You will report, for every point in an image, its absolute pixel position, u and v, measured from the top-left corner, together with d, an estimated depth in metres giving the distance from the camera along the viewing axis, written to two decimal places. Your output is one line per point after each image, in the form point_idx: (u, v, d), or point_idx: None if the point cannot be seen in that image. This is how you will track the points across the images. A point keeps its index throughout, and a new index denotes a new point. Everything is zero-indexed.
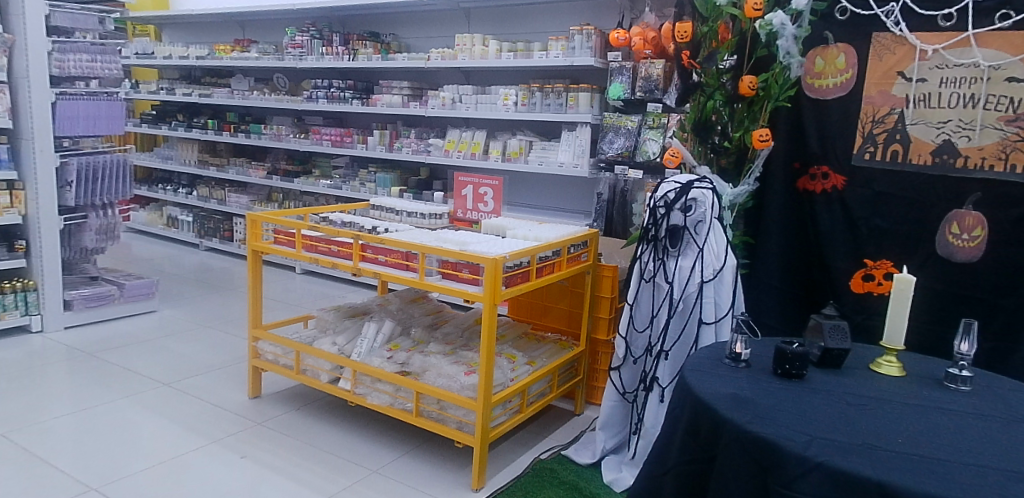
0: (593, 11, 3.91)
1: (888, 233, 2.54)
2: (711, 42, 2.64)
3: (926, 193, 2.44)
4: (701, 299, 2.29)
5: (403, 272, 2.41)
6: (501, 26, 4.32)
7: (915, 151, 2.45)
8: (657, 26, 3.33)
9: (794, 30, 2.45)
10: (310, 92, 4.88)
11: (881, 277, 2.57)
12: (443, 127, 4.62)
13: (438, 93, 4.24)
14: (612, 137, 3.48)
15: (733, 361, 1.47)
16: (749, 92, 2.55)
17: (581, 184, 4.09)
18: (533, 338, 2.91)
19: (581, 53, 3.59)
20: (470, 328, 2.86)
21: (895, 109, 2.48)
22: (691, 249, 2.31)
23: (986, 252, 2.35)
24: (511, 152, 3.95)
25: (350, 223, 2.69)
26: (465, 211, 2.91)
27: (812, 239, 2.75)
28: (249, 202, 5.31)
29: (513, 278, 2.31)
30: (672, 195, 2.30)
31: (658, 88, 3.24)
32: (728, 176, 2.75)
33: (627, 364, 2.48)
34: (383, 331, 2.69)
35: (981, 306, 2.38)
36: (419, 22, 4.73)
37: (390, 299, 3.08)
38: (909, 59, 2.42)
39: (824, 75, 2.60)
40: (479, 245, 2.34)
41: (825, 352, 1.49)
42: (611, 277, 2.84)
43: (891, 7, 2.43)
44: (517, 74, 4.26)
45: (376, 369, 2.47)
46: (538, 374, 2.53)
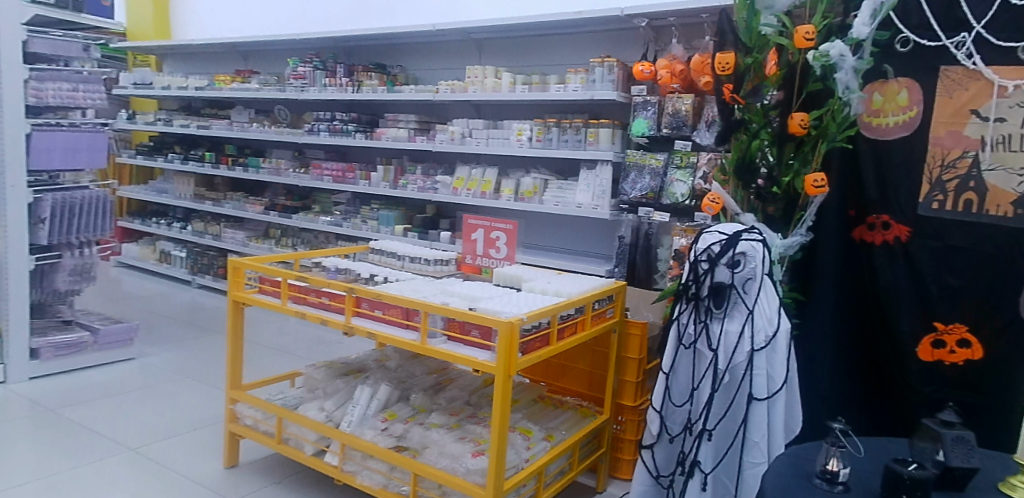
0: (615, 44, 3.65)
1: (962, 293, 2.09)
2: (756, 74, 2.31)
3: (1009, 248, 2.00)
4: (751, 371, 1.85)
5: (402, 333, 1.98)
6: (515, 58, 4.07)
7: (992, 201, 2.02)
8: (685, 58, 3.03)
9: (854, 62, 2.09)
10: (311, 124, 4.62)
11: (954, 343, 2.11)
12: (452, 163, 4.33)
13: (447, 127, 3.95)
14: (635, 177, 3.15)
15: (827, 482, 1.23)
16: (799, 131, 2.19)
17: (600, 227, 3.77)
18: (549, 403, 2.48)
19: (601, 87, 3.29)
20: (479, 391, 2.46)
21: (969, 151, 2.06)
22: (738, 310, 1.87)
23: None
24: (525, 191, 3.64)
25: (345, 270, 2.28)
26: (475, 257, 2.37)
27: (870, 298, 2.30)
28: (245, 238, 5.04)
29: (530, 343, 1.89)
30: (717, 248, 1.87)
31: (687, 125, 2.93)
32: (775, 225, 2.38)
33: (661, 443, 2.06)
34: (378, 397, 2.31)
35: None
36: (429, 54, 4.48)
37: (389, 355, 2.68)
38: (986, 95, 2.02)
39: (883, 113, 2.20)
40: (491, 302, 1.92)
41: (945, 471, 1.20)
42: (639, 336, 2.44)
43: (962, 38, 2.03)
44: (531, 107, 3.97)
45: (368, 444, 2.10)
46: (557, 452, 2.11)
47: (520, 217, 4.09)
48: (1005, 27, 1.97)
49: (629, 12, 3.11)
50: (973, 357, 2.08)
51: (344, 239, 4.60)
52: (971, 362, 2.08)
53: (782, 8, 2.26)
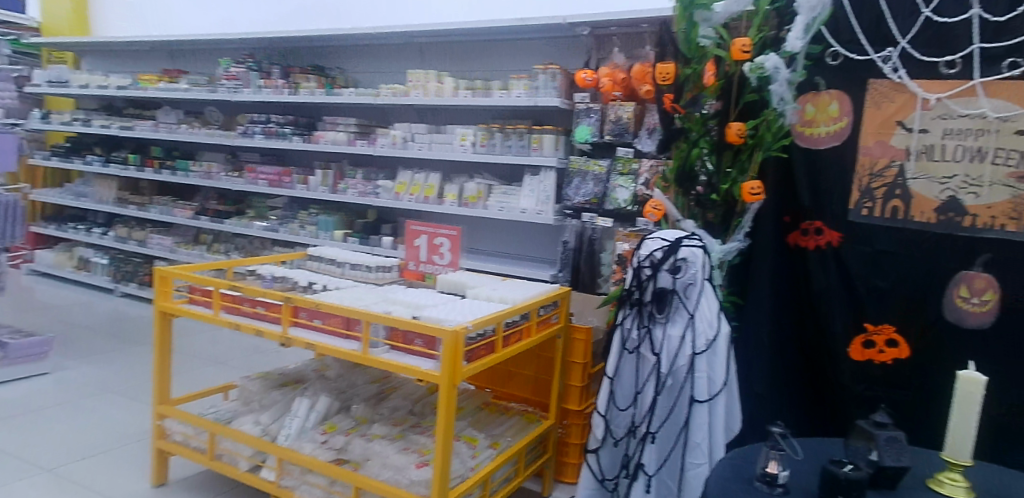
0: (557, 51, 3.67)
1: (890, 296, 2.18)
2: (695, 84, 2.35)
3: (931, 252, 2.11)
4: (692, 374, 1.86)
5: (343, 343, 1.91)
6: (458, 63, 4.04)
7: (917, 208, 2.12)
8: (626, 67, 3.04)
9: (788, 74, 2.17)
10: (244, 126, 4.46)
11: (883, 343, 2.20)
12: (393, 167, 4.25)
13: (388, 131, 3.87)
14: (578, 182, 3.17)
15: (767, 485, 1.25)
16: (737, 140, 2.24)
17: (544, 232, 3.78)
18: (494, 410, 2.44)
19: (545, 93, 3.29)
20: (422, 399, 2.39)
21: (895, 161, 2.16)
22: (680, 315, 1.89)
23: (998, 318, 2.01)
24: (468, 196, 3.60)
25: (281, 278, 2.19)
26: (417, 263, 2.30)
27: (804, 301, 2.38)
28: (173, 244, 4.81)
29: (475, 352, 1.84)
30: (659, 254, 1.90)
31: (629, 131, 2.98)
32: (714, 231, 2.42)
33: (607, 446, 2.05)
34: (317, 409, 2.22)
35: (995, 375, 2.03)
36: (369, 57, 4.40)
37: (329, 364, 2.59)
38: (910, 108, 2.12)
39: (815, 123, 2.27)
40: (435, 310, 1.87)
41: (878, 470, 1.24)
42: (584, 341, 2.40)
43: (889, 52, 2.12)
44: (474, 113, 3.95)
45: (306, 457, 2.01)
46: (503, 459, 2.07)
47: (464, 223, 4.05)
48: (928, 43, 2.07)
49: (571, 21, 3.12)
50: (899, 356, 2.16)
51: (281, 245, 4.45)
52: (898, 361, 2.17)
53: (719, 20, 2.28)
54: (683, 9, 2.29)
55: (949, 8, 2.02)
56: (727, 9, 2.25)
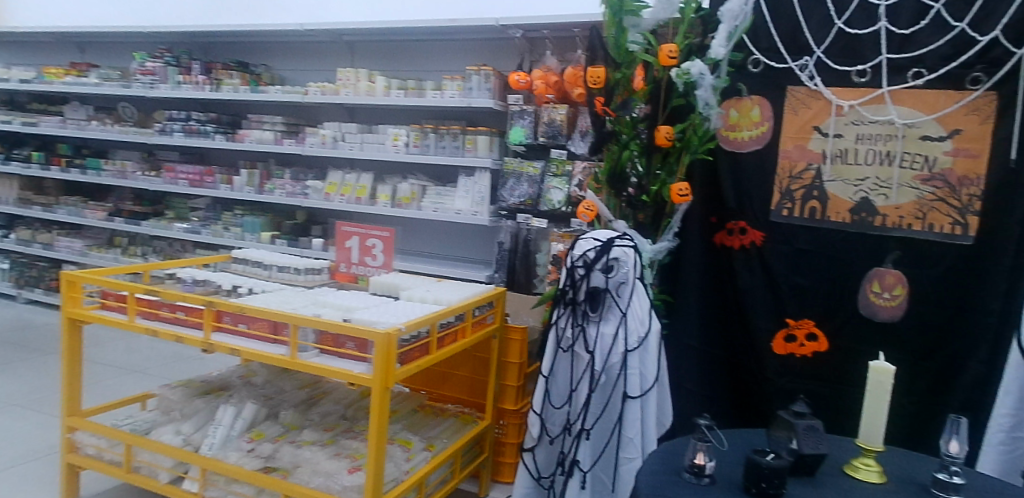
0: (490, 52, 3.68)
1: (809, 292, 2.29)
2: (625, 89, 2.39)
3: (846, 250, 2.22)
4: (625, 370, 1.89)
5: (270, 348, 1.84)
6: (389, 63, 3.98)
7: (833, 209, 2.23)
8: (559, 70, 3.08)
9: (712, 80, 2.22)
10: (162, 124, 4.25)
11: (803, 337, 2.30)
12: (323, 168, 4.14)
13: (317, 131, 3.78)
14: (513, 184, 3.18)
15: (695, 476, 1.29)
16: (665, 143, 2.29)
17: (478, 233, 3.77)
18: (430, 412, 2.40)
19: (478, 94, 3.29)
20: (355, 403, 2.33)
21: (812, 164, 2.26)
22: (613, 313, 1.92)
23: (907, 311, 2.14)
24: (402, 197, 3.55)
25: (203, 282, 2.09)
26: (349, 265, 2.24)
27: (730, 299, 2.45)
28: (83, 247, 4.53)
29: (409, 354, 1.81)
30: (592, 254, 1.90)
31: (562, 134, 2.98)
32: (645, 231, 2.46)
33: (542, 445, 2.05)
34: (243, 416, 2.13)
35: (905, 364, 2.16)
36: (297, 54, 4.29)
37: (255, 370, 2.49)
38: (825, 113, 2.23)
39: (738, 127, 2.36)
40: (367, 312, 1.83)
41: (798, 458, 1.30)
42: (520, 341, 2.40)
43: (805, 61, 2.23)
44: (406, 113, 3.90)
45: (231, 467, 1.92)
46: (438, 461, 2.03)
47: (396, 224, 4.00)
48: (840, 52, 2.18)
49: (504, 23, 3.14)
50: (819, 349, 2.27)
51: (204, 248, 4.26)
52: (817, 354, 2.28)
53: (647, 27, 2.36)
54: (613, 15, 2.32)
55: (860, 20, 2.13)
56: (654, 15, 2.33)
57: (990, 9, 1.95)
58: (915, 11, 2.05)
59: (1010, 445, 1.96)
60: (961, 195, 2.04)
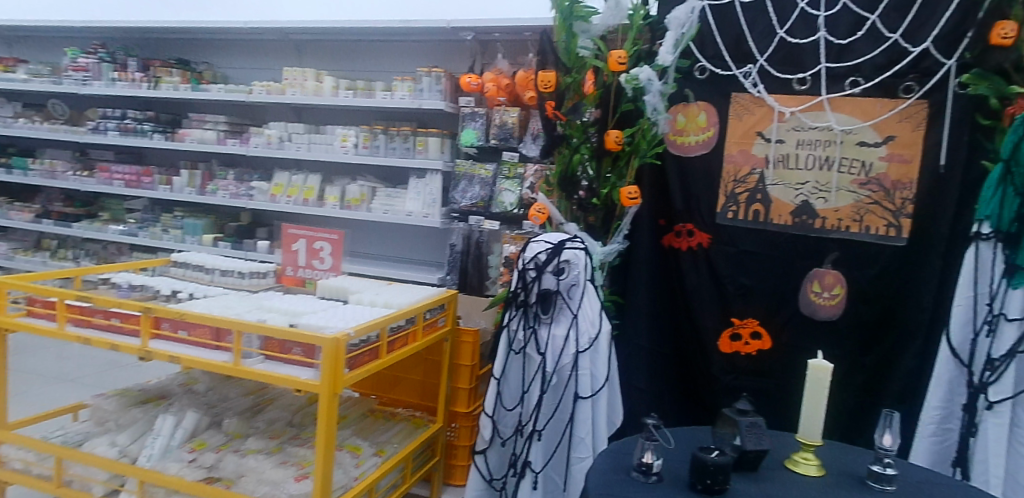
0: (441, 54, 3.66)
1: (754, 292, 2.35)
2: (575, 93, 2.44)
3: (788, 252, 2.30)
4: (576, 371, 1.91)
5: (212, 355, 1.78)
6: (337, 62, 3.92)
7: (776, 212, 2.31)
8: (511, 73, 3.08)
9: (661, 86, 2.27)
10: (96, 122, 4.08)
11: (748, 336, 2.35)
12: (269, 168, 4.04)
13: (262, 130, 3.69)
14: (465, 186, 3.16)
15: (643, 474, 1.31)
16: (615, 147, 2.32)
17: (430, 235, 3.74)
18: (380, 417, 2.37)
19: (429, 96, 3.27)
20: (302, 409, 2.27)
21: (756, 169, 2.33)
22: (564, 314, 1.94)
23: (845, 310, 2.23)
24: (351, 199, 3.50)
25: (140, 287, 2.01)
26: (296, 269, 2.18)
27: (679, 300, 2.48)
28: (9, 250, 4.31)
29: (358, 359, 1.77)
30: (542, 256, 1.91)
31: (513, 137, 3.00)
32: (596, 234, 2.48)
33: (494, 447, 2.04)
34: (184, 426, 2.05)
35: (843, 361, 2.25)
36: (242, 52, 4.18)
37: (197, 378, 2.40)
38: (768, 119, 2.30)
39: (685, 132, 2.40)
40: (314, 317, 1.79)
41: (742, 454, 1.34)
42: (472, 343, 2.38)
43: (749, 68, 2.29)
44: (355, 113, 3.84)
45: (170, 478, 1.85)
46: (388, 467, 2.00)
47: (345, 227, 3.93)
48: (782, 61, 2.25)
49: (455, 25, 3.13)
50: (763, 347, 2.33)
51: (142, 251, 4.10)
52: (762, 352, 2.34)
53: (597, 33, 2.39)
54: (563, 20, 2.36)
55: (801, 30, 2.21)
56: (604, 21, 2.36)
57: (922, 20, 2.05)
58: (852, 21, 2.14)
59: (941, 435, 1.92)
60: (895, 198, 2.14)
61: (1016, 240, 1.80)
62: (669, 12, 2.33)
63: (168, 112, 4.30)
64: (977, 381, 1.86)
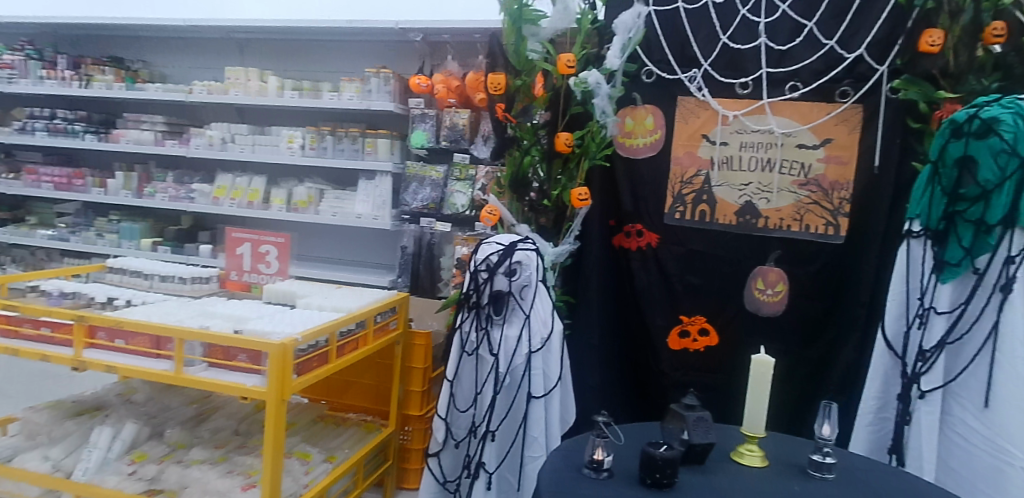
0: (389, 54, 3.62)
1: (701, 290, 2.41)
2: (525, 96, 2.43)
3: (733, 250, 2.36)
4: (528, 371, 1.92)
5: (151, 364, 1.72)
6: (282, 62, 3.84)
7: (721, 211, 2.37)
8: (461, 75, 3.07)
9: (608, 89, 2.31)
10: (23, 122, 3.90)
11: (696, 333, 2.41)
12: (212, 171, 3.93)
13: (203, 131, 3.59)
14: (416, 187, 3.14)
15: (594, 471, 1.33)
16: (565, 149, 2.35)
17: (380, 237, 3.70)
18: (330, 422, 2.33)
19: (378, 97, 3.24)
20: (249, 417, 2.21)
21: (701, 170, 2.39)
22: (516, 315, 1.94)
23: (787, 306, 2.30)
24: (298, 201, 3.44)
25: (73, 294, 1.92)
26: (240, 273, 2.13)
27: (630, 299, 2.52)
28: None
29: (306, 364, 1.74)
30: (494, 257, 1.91)
31: (464, 138, 2.99)
32: (547, 235, 2.50)
33: (448, 449, 2.03)
34: (123, 437, 1.97)
35: (786, 355, 2.33)
36: (182, 51, 4.05)
37: (137, 387, 2.31)
38: (712, 122, 2.36)
39: (633, 135, 2.44)
40: (260, 322, 1.74)
41: (689, 448, 1.37)
42: (425, 345, 2.36)
43: (694, 73, 2.35)
44: (302, 114, 3.77)
45: (108, 492, 1.77)
46: (339, 473, 1.97)
47: (292, 230, 3.85)
48: (725, 66, 2.32)
49: (403, 26, 3.10)
50: (710, 343, 2.40)
51: (75, 256, 3.94)
52: (709, 348, 2.40)
53: (546, 36, 2.39)
54: (512, 23, 2.33)
55: (743, 36, 2.28)
56: (552, 25, 2.36)
57: (856, 28, 2.14)
58: (791, 28, 2.23)
59: (877, 424, 1.88)
60: (833, 198, 2.23)
61: (943, 238, 1.73)
62: (615, 17, 2.36)
63: (102, 112, 4.14)
64: (911, 372, 1.79)
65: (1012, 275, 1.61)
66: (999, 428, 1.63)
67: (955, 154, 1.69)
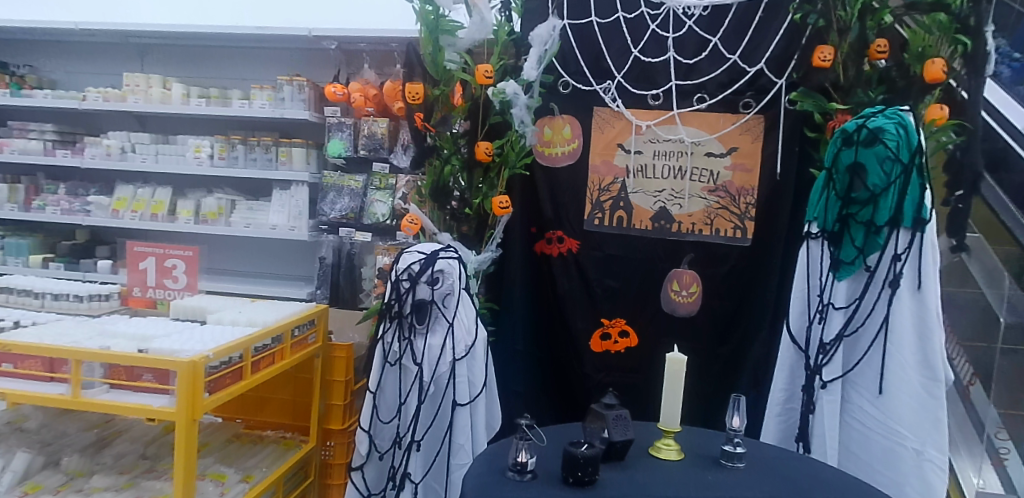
0: (303, 62, 3.54)
1: (620, 293, 2.48)
2: (444, 105, 2.41)
3: (650, 254, 2.46)
4: (453, 379, 1.92)
5: (46, 388, 1.60)
6: (188, 69, 3.68)
7: (637, 217, 2.46)
8: (378, 84, 3.04)
9: (525, 100, 2.35)
10: None
11: (617, 334, 2.48)
12: (110, 181, 3.70)
13: (100, 141, 3.40)
14: (334, 197, 3.08)
15: (518, 473, 1.35)
16: (485, 158, 2.37)
17: (296, 248, 3.59)
18: (246, 441, 2.23)
19: (291, 106, 3.16)
20: (157, 440, 2.09)
21: (618, 178, 2.47)
22: (440, 324, 1.93)
23: (700, 306, 2.41)
24: (207, 212, 3.30)
25: None
26: (144, 289, 2.00)
27: (551, 305, 2.55)
28: None
29: (219, 382, 1.66)
30: (416, 266, 1.89)
31: (384, 147, 2.96)
32: (469, 243, 2.50)
33: (372, 462, 1.99)
34: (13, 469, 1.81)
35: (702, 353, 2.43)
36: (75, 55, 3.81)
37: (28, 414, 2.13)
38: (627, 132, 2.45)
39: (552, 144, 2.50)
40: (168, 340, 1.65)
41: (610, 445, 1.42)
42: (345, 358, 2.30)
43: (608, 84, 2.43)
44: (209, 122, 3.61)
45: None
46: (257, 493, 1.89)
47: (201, 242, 3.70)
48: (637, 78, 2.41)
49: (316, 33, 3.05)
50: (630, 345, 2.47)
51: None
52: (630, 349, 2.48)
53: (463, 46, 2.40)
54: (428, 33, 2.34)
55: (653, 50, 2.38)
56: (469, 36, 2.36)
57: (756, 43, 2.28)
58: (696, 43, 2.34)
59: (785, 415, 1.99)
60: (739, 203, 2.36)
61: (839, 238, 1.86)
62: (531, 29, 2.42)
63: None
64: (812, 364, 1.90)
65: (899, 271, 1.75)
66: (892, 413, 1.78)
67: (846, 161, 1.81)
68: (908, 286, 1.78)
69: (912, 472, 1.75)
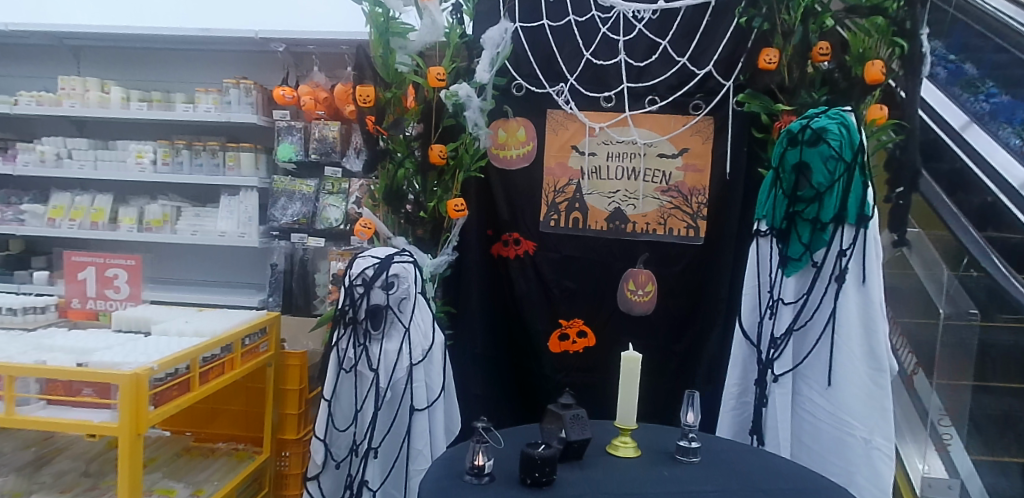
0: (250, 64, 3.46)
1: (577, 293, 2.50)
2: (396, 108, 2.39)
3: (606, 254, 2.49)
4: (411, 384, 1.91)
5: None
6: (128, 71, 3.57)
7: (593, 218, 2.49)
8: (328, 87, 2.99)
9: (479, 102, 2.36)
10: None
11: (575, 335, 2.50)
12: (46, 189, 3.55)
13: (33, 147, 3.25)
14: (285, 202, 3.02)
15: (475, 476, 1.34)
16: (439, 161, 2.37)
17: (246, 255, 3.51)
18: (196, 454, 2.17)
19: (239, 109, 3.09)
20: (101, 457, 2.01)
21: (573, 180, 2.50)
22: (395, 329, 1.91)
23: (656, 304, 2.45)
24: (151, 220, 3.19)
25: None
26: (84, 300, 1.93)
27: (509, 307, 2.55)
28: None
29: (164, 394, 1.61)
30: (370, 271, 1.86)
31: (336, 150, 2.91)
32: (425, 247, 2.49)
33: (328, 471, 1.95)
34: None
35: (658, 351, 2.47)
36: (5, 58, 3.64)
37: None
38: (580, 134, 2.48)
39: (507, 146, 2.50)
40: (109, 353, 1.59)
41: (567, 445, 1.43)
42: (299, 366, 2.26)
43: (561, 87, 2.45)
44: (152, 127, 3.50)
45: None
46: None
47: (146, 251, 3.57)
48: (589, 80, 2.44)
49: (263, 35, 2.99)
50: (588, 344, 2.49)
51: None
52: (588, 349, 2.50)
53: (415, 49, 2.37)
54: (378, 35, 2.31)
55: (604, 53, 2.41)
56: (421, 38, 2.33)
57: (704, 46, 2.33)
58: (647, 46, 2.38)
59: (739, 409, 2.04)
60: (692, 203, 2.41)
61: (786, 235, 1.91)
62: (483, 32, 2.42)
63: None
64: (764, 358, 1.95)
65: (844, 266, 1.82)
66: (841, 404, 1.84)
67: (791, 161, 1.87)
68: (853, 280, 1.84)
69: (861, 461, 1.81)
